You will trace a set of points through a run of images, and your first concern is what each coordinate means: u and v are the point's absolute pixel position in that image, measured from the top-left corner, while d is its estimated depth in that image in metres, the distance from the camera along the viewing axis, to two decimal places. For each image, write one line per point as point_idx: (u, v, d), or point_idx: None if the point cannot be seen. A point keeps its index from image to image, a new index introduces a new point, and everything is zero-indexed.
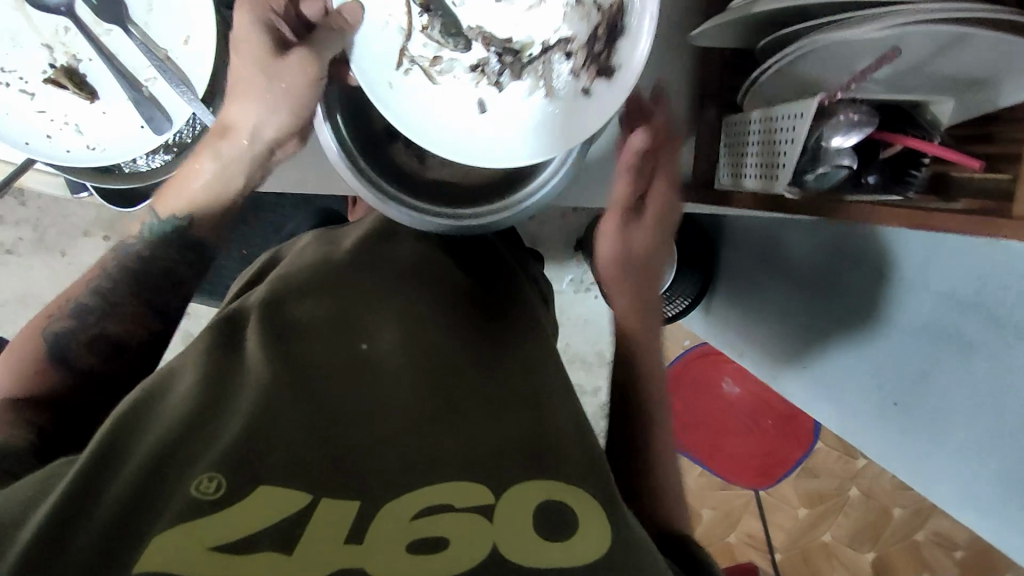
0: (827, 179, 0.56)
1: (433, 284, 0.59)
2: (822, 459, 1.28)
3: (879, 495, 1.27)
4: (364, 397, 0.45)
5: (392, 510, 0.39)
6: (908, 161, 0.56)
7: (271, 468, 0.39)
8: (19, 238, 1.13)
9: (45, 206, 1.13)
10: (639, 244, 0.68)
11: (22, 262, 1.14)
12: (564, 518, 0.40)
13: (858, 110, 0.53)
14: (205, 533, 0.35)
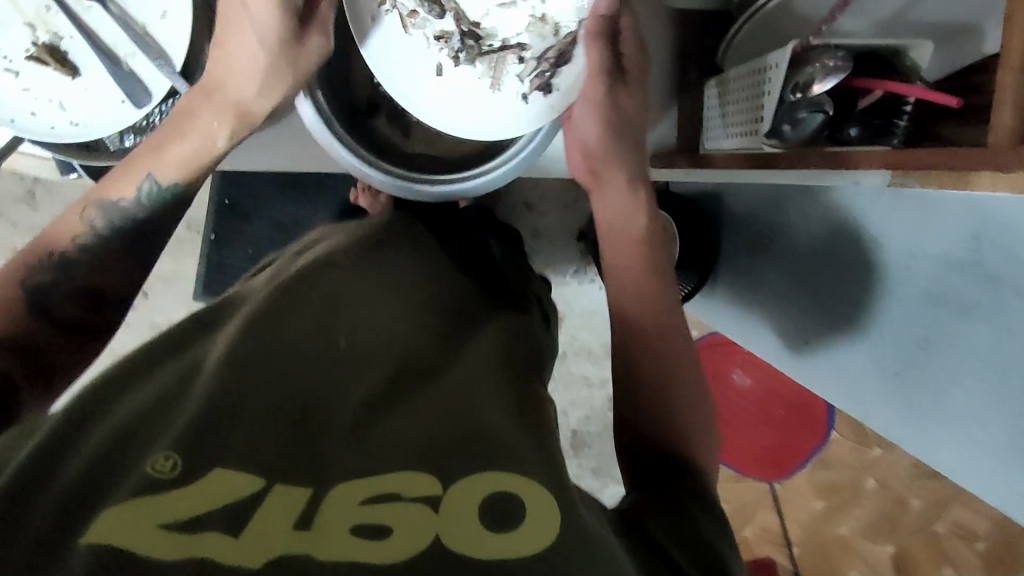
0: (804, 126, 0.57)
1: (424, 268, 0.55)
2: (837, 449, 1.25)
3: (896, 486, 1.24)
4: (342, 378, 0.41)
5: (331, 501, 0.34)
6: (892, 108, 0.58)
7: (235, 446, 0.35)
8: None
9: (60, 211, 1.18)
10: (619, 130, 0.62)
11: None
12: (518, 501, 0.35)
13: (835, 56, 0.56)
14: (157, 510, 0.32)
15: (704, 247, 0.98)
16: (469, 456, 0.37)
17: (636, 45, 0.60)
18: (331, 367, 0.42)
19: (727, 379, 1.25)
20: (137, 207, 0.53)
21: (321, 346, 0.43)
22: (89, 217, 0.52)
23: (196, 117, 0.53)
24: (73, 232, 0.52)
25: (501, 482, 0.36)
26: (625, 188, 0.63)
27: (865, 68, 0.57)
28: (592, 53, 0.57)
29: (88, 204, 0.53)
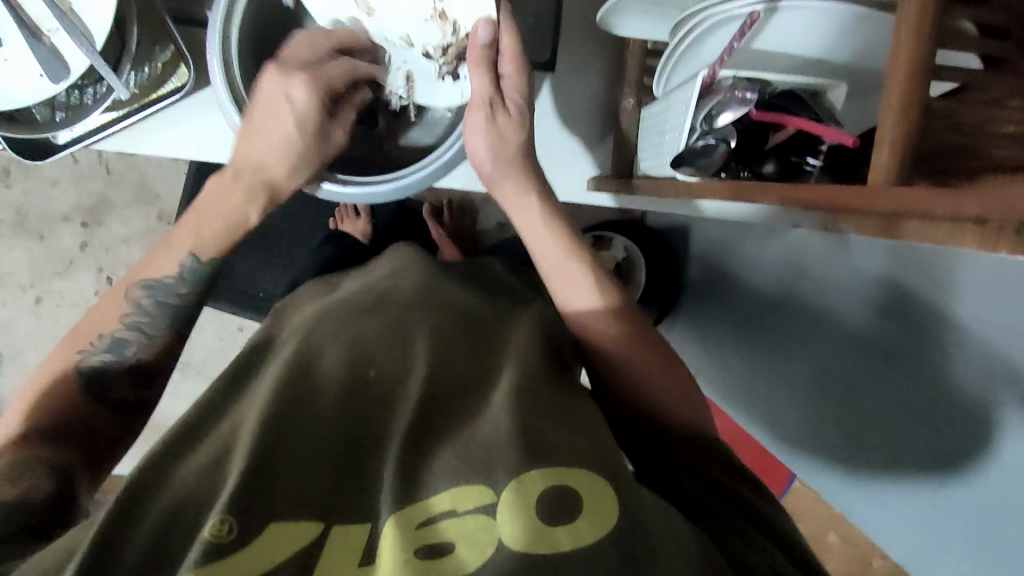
0: (709, 154, 0.54)
1: (446, 295, 0.54)
2: (799, 497, 1.26)
3: (859, 542, 1.22)
4: (379, 413, 0.41)
5: (389, 524, 0.34)
6: (806, 146, 0.52)
7: (289, 503, 0.34)
8: (2, 221, 1.17)
9: (28, 190, 1.17)
10: (514, 153, 0.54)
11: (6, 244, 1.18)
12: (572, 496, 0.36)
13: (744, 87, 0.52)
14: (223, 570, 0.31)
15: (665, 286, 1.01)
16: (516, 461, 0.36)
17: (519, 76, 0.53)
18: (365, 404, 0.41)
19: None
20: (181, 285, 0.55)
21: (350, 384, 0.42)
22: (134, 297, 0.54)
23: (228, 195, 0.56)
24: (121, 314, 0.53)
25: (554, 480, 0.36)
26: (514, 197, 0.55)
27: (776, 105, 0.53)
28: (477, 80, 0.51)
29: (131, 285, 0.54)
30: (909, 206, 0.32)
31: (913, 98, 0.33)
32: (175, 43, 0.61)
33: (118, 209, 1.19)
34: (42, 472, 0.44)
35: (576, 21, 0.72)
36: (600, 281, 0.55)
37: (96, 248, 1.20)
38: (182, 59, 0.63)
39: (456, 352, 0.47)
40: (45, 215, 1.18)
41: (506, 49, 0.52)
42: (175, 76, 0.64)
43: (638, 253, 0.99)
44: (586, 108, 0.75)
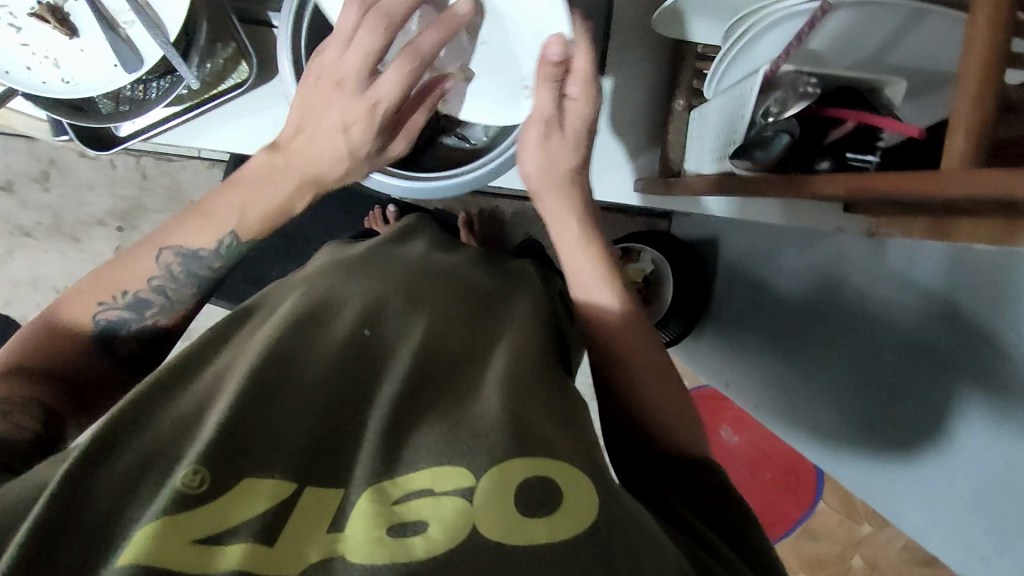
0: (773, 150, 0.49)
1: (445, 280, 0.54)
2: (824, 521, 1.22)
3: (885, 566, 1.20)
4: (369, 381, 0.40)
5: (363, 501, 0.32)
6: (863, 142, 0.47)
7: (267, 456, 0.33)
8: (40, 223, 1.29)
9: (67, 195, 1.29)
10: (563, 175, 0.53)
11: (41, 247, 1.30)
12: (553, 489, 0.35)
13: (806, 83, 0.45)
14: (186, 525, 0.29)
15: (696, 295, 0.97)
16: (502, 446, 0.35)
17: (587, 98, 0.51)
18: (359, 369, 0.41)
19: (715, 436, 1.25)
20: (214, 260, 0.53)
21: (344, 351, 0.42)
22: (165, 261, 0.52)
23: (272, 178, 0.52)
24: (148, 276, 0.51)
25: (538, 468, 0.35)
26: (557, 212, 0.54)
27: (831, 99, 0.46)
28: (540, 95, 0.50)
29: (161, 247, 0.52)
30: (989, 188, 0.29)
31: (986, 91, 0.31)
32: (236, 35, 0.60)
33: (151, 215, 1.30)
34: (24, 415, 0.44)
35: None
36: (617, 283, 0.55)
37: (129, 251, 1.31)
38: (243, 56, 0.61)
39: (448, 333, 0.46)
40: (80, 220, 1.30)
41: (579, 70, 0.50)
42: (234, 71, 0.62)
43: (666, 264, 0.97)
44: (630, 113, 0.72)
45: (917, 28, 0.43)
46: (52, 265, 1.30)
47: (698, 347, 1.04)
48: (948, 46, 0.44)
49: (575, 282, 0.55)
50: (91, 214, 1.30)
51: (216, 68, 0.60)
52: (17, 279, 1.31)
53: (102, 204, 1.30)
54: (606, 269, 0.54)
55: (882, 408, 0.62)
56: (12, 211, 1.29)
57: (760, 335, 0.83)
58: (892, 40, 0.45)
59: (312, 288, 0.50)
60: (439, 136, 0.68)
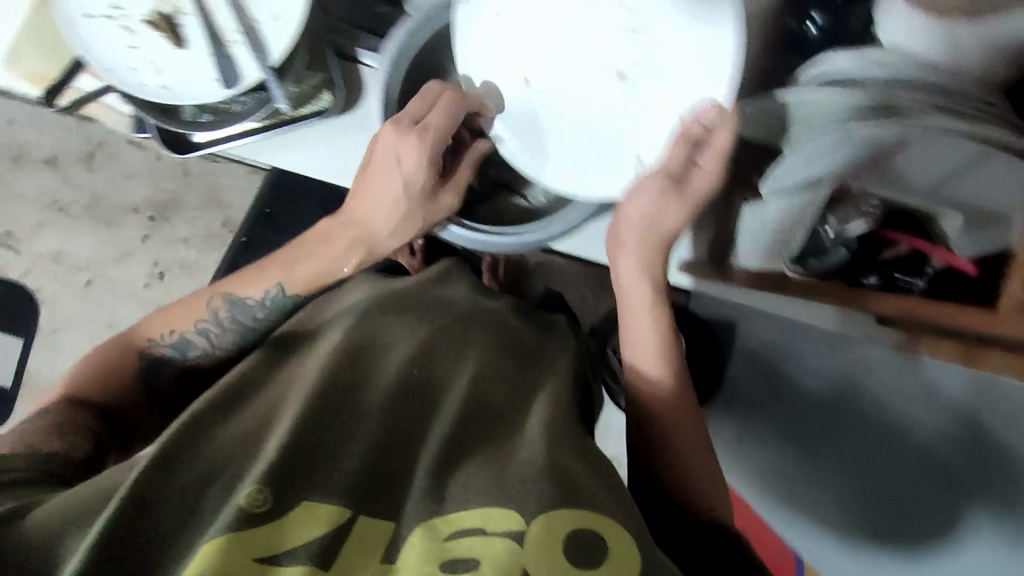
0: (827, 260, 0.57)
1: (490, 324, 0.56)
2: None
3: None
4: (420, 419, 0.43)
5: (415, 537, 0.35)
6: (911, 267, 0.57)
7: (318, 481, 0.36)
8: (77, 201, 1.32)
9: (108, 179, 1.32)
10: (655, 243, 0.54)
11: (73, 224, 1.33)
12: (598, 543, 0.36)
13: (870, 203, 0.53)
14: (249, 542, 0.33)
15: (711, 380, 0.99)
16: (547, 495, 0.36)
17: (715, 171, 0.50)
18: (410, 405, 0.44)
19: None
20: (260, 310, 0.60)
21: (398, 385, 0.44)
22: (214, 309, 0.60)
23: (325, 242, 0.61)
24: (198, 319, 0.60)
25: (585, 521, 0.36)
26: (634, 275, 0.56)
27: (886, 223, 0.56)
28: (674, 151, 0.50)
29: (217, 295, 0.60)
30: None
31: None
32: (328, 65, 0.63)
33: (185, 210, 1.33)
34: (78, 433, 0.52)
35: None
36: (671, 356, 0.56)
37: (157, 242, 1.33)
38: (328, 86, 0.64)
39: (492, 377, 0.48)
40: (115, 204, 1.33)
41: (717, 146, 0.49)
42: (317, 99, 0.65)
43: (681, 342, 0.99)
44: None
45: (981, 167, 0.45)
46: (81, 244, 1.33)
47: None
48: (999, 194, 0.47)
49: (640, 341, 0.56)
50: (127, 200, 1.33)
51: (305, 93, 0.64)
52: (44, 251, 1.34)
53: (140, 192, 1.33)
54: (663, 344, 0.56)
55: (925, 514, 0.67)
56: (53, 185, 1.33)
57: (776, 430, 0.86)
58: (954, 173, 0.47)
59: (367, 320, 0.53)
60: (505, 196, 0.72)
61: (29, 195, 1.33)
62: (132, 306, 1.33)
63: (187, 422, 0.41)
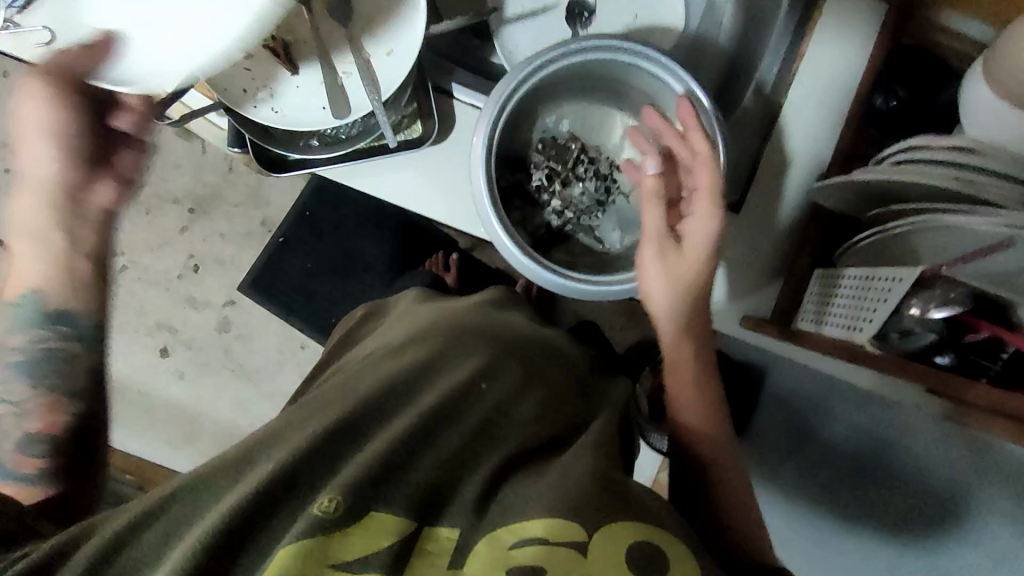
0: (912, 342, 0.69)
1: (539, 346, 0.59)
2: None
3: None
4: (480, 438, 0.46)
5: (480, 548, 0.40)
6: (990, 352, 0.67)
7: (388, 493, 0.40)
8: None
9: (153, 168, 1.36)
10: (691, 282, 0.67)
11: None
12: (656, 549, 0.39)
13: (956, 295, 0.65)
14: (325, 550, 0.36)
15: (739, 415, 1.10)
16: (609, 509, 0.40)
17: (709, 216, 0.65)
18: (477, 420, 0.47)
19: None
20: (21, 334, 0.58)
21: (457, 392, 0.47)
22: None
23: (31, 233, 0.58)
24: None
25: (644, 533, 0.39)
26: (676, 339, 0.69)
27: (977, 309, 0.67)
28: (651, 215, 0.68)
29: None
30: None
31: None
32: (426, 102, 0.82)
33: (224, 205, 1.36)
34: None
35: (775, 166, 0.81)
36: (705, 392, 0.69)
37: (194, 234, 1.38)
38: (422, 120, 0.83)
39: (546, 401, 0.51)
40: (157, 194, 1.37)
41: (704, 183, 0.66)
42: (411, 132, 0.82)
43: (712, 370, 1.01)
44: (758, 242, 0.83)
45: None
46: (118, 229, 1.38)
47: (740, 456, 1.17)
48: None
49: (686, 394, 0.68)
50: (170, 191, 1.36)
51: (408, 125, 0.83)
52: None
53: (182, 184, 1.36)
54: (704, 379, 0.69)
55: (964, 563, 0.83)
56: None
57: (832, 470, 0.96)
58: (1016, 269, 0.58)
59: (426, 336, 0.56)
60: (578, 234, 0.90)
61: None
62: (164, 295, 1.38)
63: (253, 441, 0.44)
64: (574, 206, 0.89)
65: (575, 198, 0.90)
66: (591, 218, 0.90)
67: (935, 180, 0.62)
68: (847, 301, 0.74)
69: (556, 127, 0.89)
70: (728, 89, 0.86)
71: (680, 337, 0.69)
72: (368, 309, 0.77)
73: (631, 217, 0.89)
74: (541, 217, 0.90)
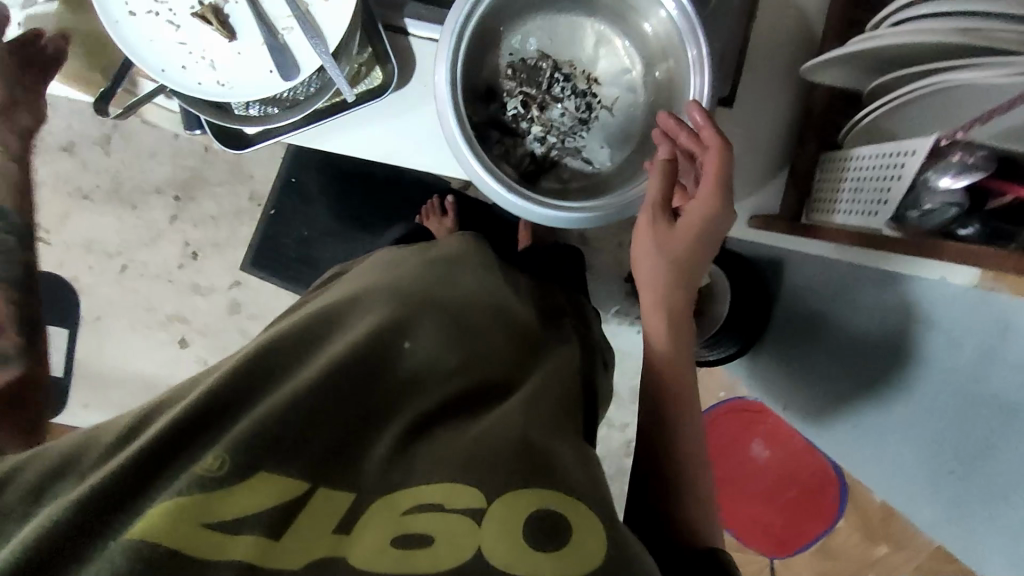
0: (932, 217, 0.57)
1: (469, 297, 0.58)
2: (841, 540, 1.30)
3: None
4: (383, 410, 0.46)
5: (374, 511, 0.41)
6: (1015, 217, 0.55)
7: (280, 454, 0.40)
8: (99, 186, 1.33)
9: (128, 161, 1.32)
10: (679, 254, 0.65)
11: (99, 209, 1.34)
12: (557, 519, 0.41)
13: (975, 155, 0.53)
14: (203, 508, 0.36)
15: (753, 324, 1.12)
16: (512, 473, 0.42)
17: (708, 202, 0.62)
18: (388, 378, 0.47)
19: (748, 449, 1.35)
20: None
21: (375, 355, 0.47)
22: None
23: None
24: None
25: (542, 500, 0.41)
26: (655, 298, 0.68)
27: (999, 171, 0.55)
28: (654, 183, 0.64)
29: None
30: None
31: None
32: (379, 44, 0.72)
33: (209, 186, 1.33)
34: None
35: (763, 51, 0.72)
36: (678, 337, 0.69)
37: (185, 221, 1.34)
38: (376, 61, 0.73)
39: (469, 367, 0.51)
40: (139, 186, 1.33)
41: (708, 161, 0.62)
42: (367, 76, 0.74)
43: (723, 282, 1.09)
44: (759, 134, 0.75)
45: None
46: (108, 229, 1.34)
47: (778, 361, 1.14)
48: None
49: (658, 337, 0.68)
50: (151, 181, 1.33)
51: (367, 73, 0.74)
52: (74, 241, 1.35)
53: (162, 172, 1.33)
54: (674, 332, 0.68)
55: (961, 432, 0.74)
56: (73, 172, 1.33)
57: (853, 364, 0.93)
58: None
59: (353, 295, 0.55)
60: (564, 158, 0.79)
61: (47, 183, 1.33)
62: (169, 288, 1.36)
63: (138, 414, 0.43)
64: (556, 126, 0.79)
65: (557, 120, 0.79)
66: (576, 138, 0.79)
67: (930, 37, 0.52)
68: (861, 180, 0.62)
69: (524, 46, 0.78)
70: None
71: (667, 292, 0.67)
72: (336, 271, 0.74)
73: (622, 132, 0.79)
74: (522, 146, 0.79)
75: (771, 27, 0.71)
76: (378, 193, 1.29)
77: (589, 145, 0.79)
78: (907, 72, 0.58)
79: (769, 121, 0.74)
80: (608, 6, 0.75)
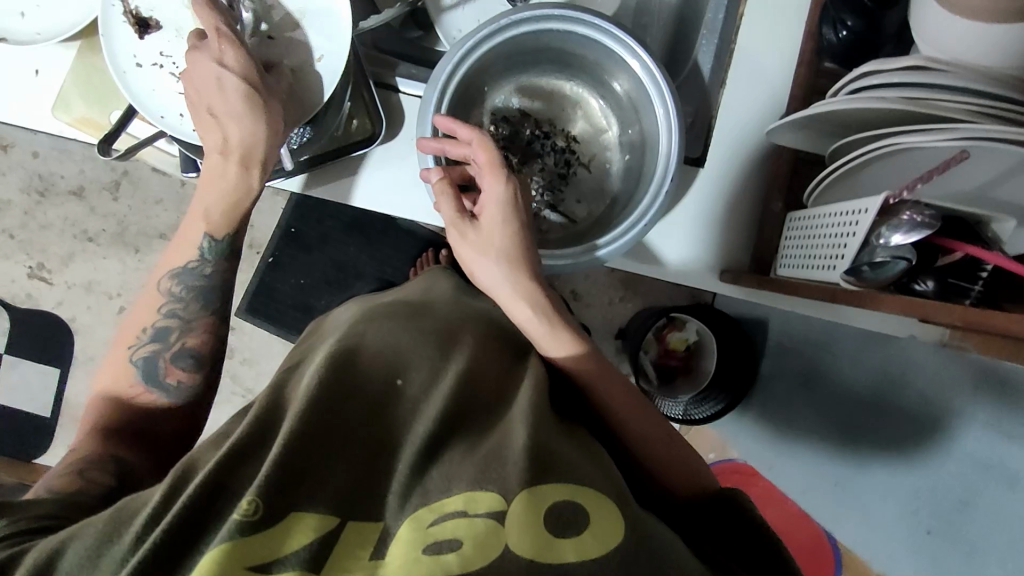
0: (885, 270, 0.58)
1: (463, 338, 0.62)
2: None
3: None
4: (395, 434, 0.49)
5: (403, 531, 0.43)
6: (968, 273, 0.58)
7: (311, 491, 0.43)
8: (105, 230, 1.36)
9: (135, 207, 1.36)
10: (499, 248, 0.62)
11: (102, 252, 1.37)
12: (578, 510, 0.46)
13: (922, 212, 0.55)
14: (244, 552, 0.39)
15: (736, 388, 1.16)
16: (525, 474, 0.45)
17: (494, 185, 0.62)
18: (390, 413, 0.51)
19: None
20: (201, 262, 0.73)
21: (380, 394, 0.51)
22: (168, 288, 0.72)
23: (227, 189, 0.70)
24: (155, 314, 0.72)
25: (557, 495, 0.45)
26: (513, 299, 0.62)
27: (949, 230, 0.57)
28: (445, 203, 0.64)
29: (163, 276, 0.73)
30: None
31: None
32: (368, 96, 0.75)
33: None
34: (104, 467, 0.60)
35: (736, 118, 0.76)
36: (569, 335, 0.62)
37: None
38: (363, 113, 0.76)
39: (470, 391, 0.54)
40: (143, 231, 1.36)
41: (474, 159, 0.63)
42: (354, 129, 0.76)
43: (709, 338, 1.18)
44: (736, 195, 0.77)
45: None
46: (109, 272, 1.37)
47: (763, 419, 1.16)
48: None
49: (546, 343, 0.63)
50: (154, 227, 1.36)
51: (358, 127, 0.76)
52: (76, 281, 1.37)
53: (166, 218, 1.36)
54: (554, 331, 0.62)
55: (937, 488, 0.77)
56: (80, 215, 1.37)
57: (838, 421, 0.95)
58: (994, 179, 0.55)
59: (359, 333, 0.59)
60: (544, 212, 0.81)
61: (56, 225, 1.37)
62: None
63: (184, 466, 0.46)
64: (537, 182, 0.82)
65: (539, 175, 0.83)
66: (557, 194, 0.82)
67: (884, 104, 0.57)
68: (827, 234, 0.63)
69: (506, 105, 0.82)
70: (679, 45, 0.83)
71: (515, 293, 0.62)
72: (315, 325, 0.77)
73: (597, 189, 0.83)
74: None
75: (740, 98, 0.76)
76: (377, 243, 1.33)
77: (572, 201, 0.82)
78: (854, 139, 0.64)
79: (743, 181, 0.77)
80: (587, 74, 0.80)
